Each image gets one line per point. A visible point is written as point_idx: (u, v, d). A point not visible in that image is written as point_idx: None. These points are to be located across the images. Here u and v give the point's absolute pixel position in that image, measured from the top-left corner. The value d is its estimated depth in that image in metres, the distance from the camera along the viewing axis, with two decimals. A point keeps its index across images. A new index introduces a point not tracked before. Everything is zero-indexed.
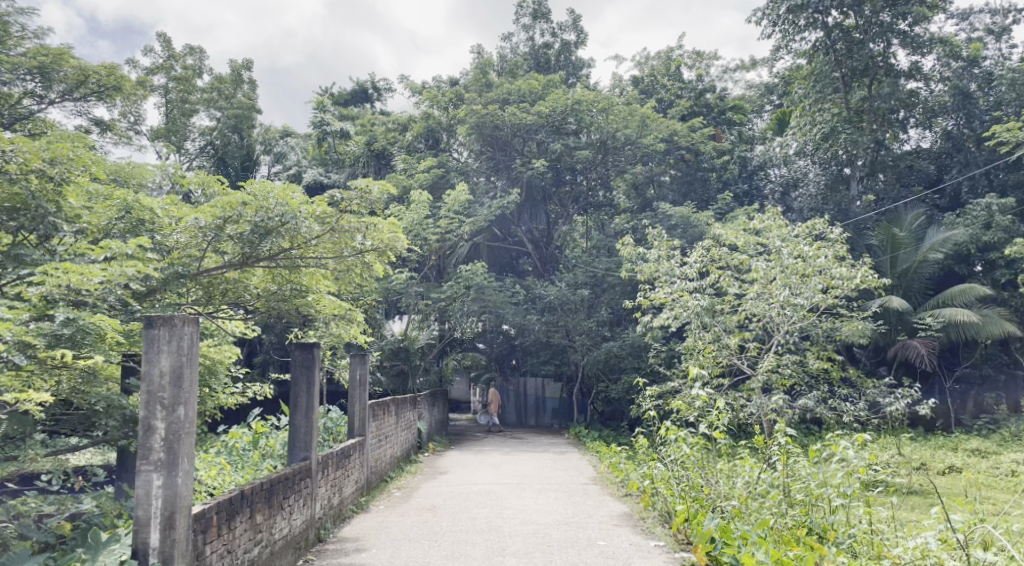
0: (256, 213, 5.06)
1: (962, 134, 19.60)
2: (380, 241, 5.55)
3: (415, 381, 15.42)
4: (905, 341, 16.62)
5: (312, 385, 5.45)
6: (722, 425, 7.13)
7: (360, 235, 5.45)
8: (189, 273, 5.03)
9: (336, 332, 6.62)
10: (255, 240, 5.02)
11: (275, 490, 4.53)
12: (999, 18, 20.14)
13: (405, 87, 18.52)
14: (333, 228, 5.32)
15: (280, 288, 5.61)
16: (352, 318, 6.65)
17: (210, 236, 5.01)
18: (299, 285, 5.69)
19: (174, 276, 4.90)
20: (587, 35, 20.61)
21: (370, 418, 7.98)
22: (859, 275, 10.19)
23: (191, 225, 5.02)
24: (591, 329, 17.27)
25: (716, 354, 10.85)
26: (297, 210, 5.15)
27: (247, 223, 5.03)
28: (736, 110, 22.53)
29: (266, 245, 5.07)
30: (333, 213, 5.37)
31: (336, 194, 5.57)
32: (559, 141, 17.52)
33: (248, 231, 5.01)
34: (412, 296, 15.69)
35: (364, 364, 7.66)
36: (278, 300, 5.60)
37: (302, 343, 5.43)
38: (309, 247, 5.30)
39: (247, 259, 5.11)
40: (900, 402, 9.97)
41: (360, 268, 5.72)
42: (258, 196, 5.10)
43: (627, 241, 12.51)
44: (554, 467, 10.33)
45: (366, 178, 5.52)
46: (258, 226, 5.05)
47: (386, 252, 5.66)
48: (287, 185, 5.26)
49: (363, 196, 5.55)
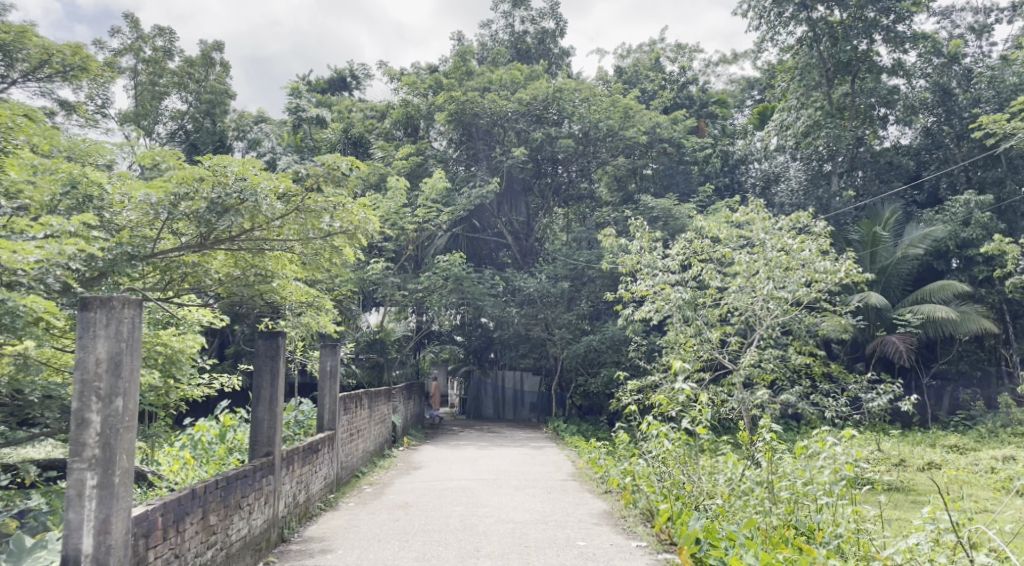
0: (213, 189, 4.70)
1: (941, 131, 19.72)
2: (351, 223, 5.22)
3: (392, 373, 15.10)
4: (883, 337, 16.63)
5: (277, 375, 5.13)
6: (708, 421, 6.93)
7: (328, 215, 5.13)
8: (141, 255, 4.59)
9: (304, 320, 6.33)
10: (212, 218, 4.62)
11: (232, 489, 4.22)
12: (981, 16, 20.19)
13: (384, 73, 18.10)
14: (299, 208, 5.01)
15: (243, 274, 5.31)
16: (320, 307, 6.34)
17: (163, 215, 4.64)
18: (264, 270, 5.40)
19: (123, 257, 4.46)
20: (567, 24, 20.35)
21: (341, 412, 7.66)
22: (843, 268, 10.04)
23: (142, 201, 4.66)
24: (571, 322, 17.07)
25: (697, 348, 10.67)
26: (257, 186, 4.77)
27: (201, 200, 4.66)
28: (719, 104, 22.45)
29: (223, 223, 4.64)
30: (299, 191, 5.06)
31: (301, 170, 5.25)
32: (540, 131, 17.26)
33: (203, 209, 4.63)
34: (390, 287, 15.37)
35: (336, 354, 7.35)
36: (240, 285, 5.31)
37: (266, 332, 5.10)
38: (273, 227, 4.98)
39: (205, 240, 4.79)
40: (883, 398, 9.86)
41: (329, 253, 5.42)
42: (215, 171, 4.77)
43: (609, 232, 12.28)
44: (532, 462, 10.09)
45: (336, 155, 5.19)
46: (215, 203, 4.66)
47: (356, 236, 5.33)
48: (247, 159, 4.93)
49: (331, 173, 5.22)
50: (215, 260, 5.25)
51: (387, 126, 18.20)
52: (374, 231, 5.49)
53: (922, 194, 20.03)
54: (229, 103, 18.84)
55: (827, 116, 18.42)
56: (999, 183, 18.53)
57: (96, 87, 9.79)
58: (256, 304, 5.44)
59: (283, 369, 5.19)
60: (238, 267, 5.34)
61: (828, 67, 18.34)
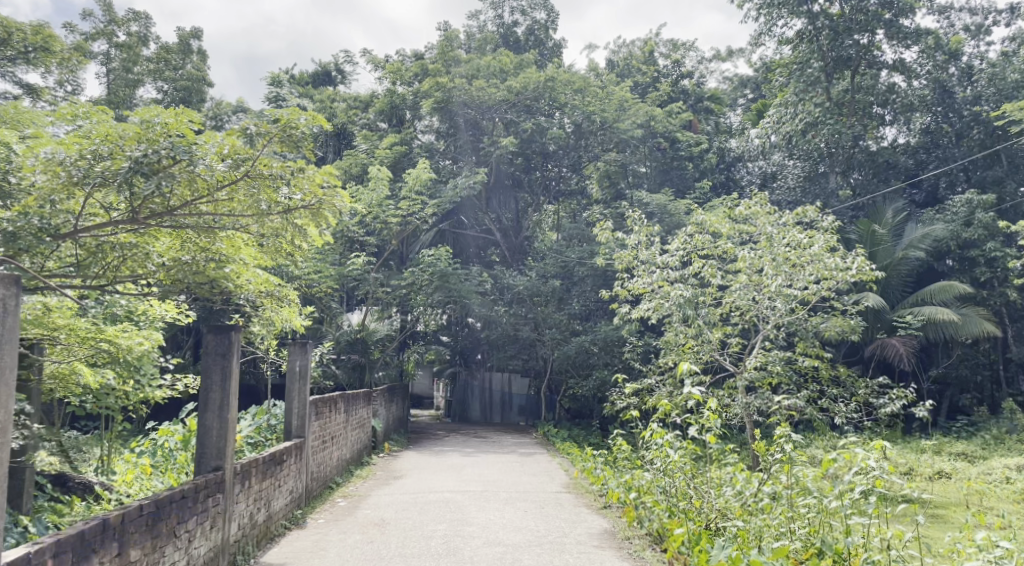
0: (138, 146, 4.01)
1: (940, 129, 19.35)
2: (313, 195, 4.71)
3: (374, 374, 14.34)
4: (882, 340, 16.14)
5: (228, 377, 4.37)
6: (720, 430, 6.30)
7: (285, 184, 4.59)
8: (54, 230, 4.14)
9: (268, 311, 5.88)
10: (135, 180, 3.90)
11: (163, 513, 3.52)
12: (978, 17, 19.65)
13: (367, 60, 17.33)
14: (249, 172, 4.41)
15: (192, 260, 4.78)
16: (282, 298, 5.81)
17: (76, 175, 3.98)
18: (216, 255, 4.84)
19: (27, 230, 4.03)
20: (557, 14, 19.70)
21: (312, 416, 6.91)
22: (855, 266, 9.32)
23: (51, 161, 4.06)
24: (561, 323, 16.45)
25: (697, 350, 10.06)
26: (192, 144, 4.10)
27: (124, 159, 3.98)
28: (713, 100, 21.88)
29: (150, 186, 3.92)
30: (251, 154, 4.43)
31: (250, 127, 4.61)
32: (531, 119, 16.59)
33: (125, 170, 3.92)
34: (372, 284, 14.66)
35: (306, 354, 6.61)
36: (187, 274, 4.76)
37: (215, 325, 4.35)
38: (214, 193, 4.38)
39: (136, 214, 4.24)
40: (896, 404, 9.28)
41: (291, 234, 4.83)
42: (142, 128, 4.06)
43: (604, 226, 11.62)
44: (522, 471, 9.39)
45: (298, 108, 4.57)
46: (140, 163, 3.93)
47: (320, 215, 4.80)
48: (185, 109, 4.22)
49: (289, 135, 4.62)
50: (158, 243, 4.74)
51: (371, 116, 17.49)
52: (345, 210, 4.97)
53: (920, 194, 19.54)
54: (206, 91, 17.98)
55: (826, 112, 17.93)
56: (999, 183, 18.12)
57: (65, 74, 8.88)
58: (210, 295, 4.94)
59: (235, 370, 4.45)
60: (188, 253, 4.82)
61: (827, 62, 17.94)
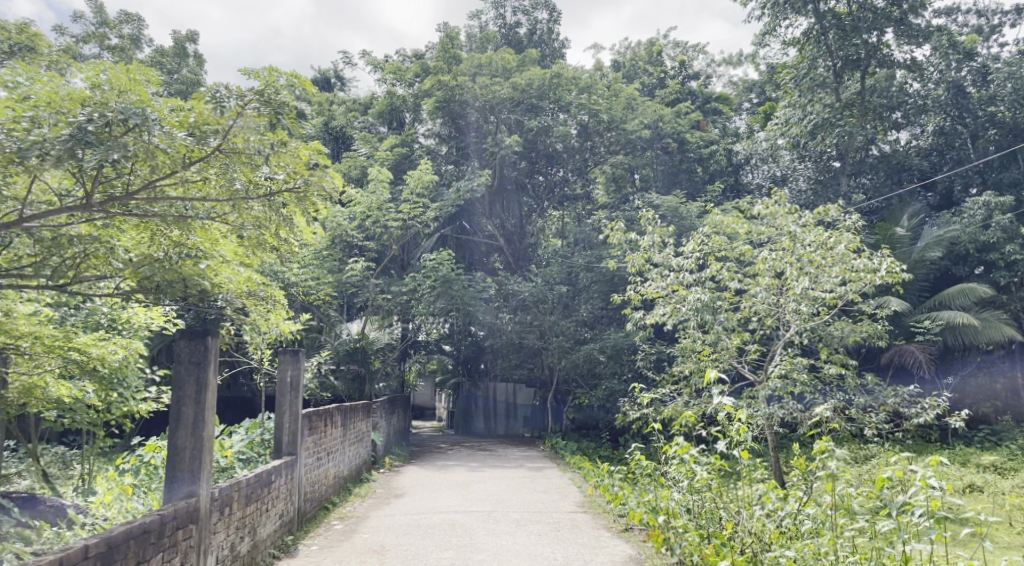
0: (84, 112, 3.81)
1: (956, 130, 18.47)
2: (299, 176, 4.63)
3: (374, 385, 13.76)
4: (900, 346, 15.52)
5: (203, 392, 3.83)
6: (752, 443, 5.80)
7: (265, 162, 4.49)
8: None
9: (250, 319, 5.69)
10: (76, 151, 3.67)
11: (117, 553, 3.04)
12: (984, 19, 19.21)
13: (367, 62, 16.86)
14: (221, 149, 4.33)
15: (163, 258, 4.62)
16: (267, 299, 5.47)
17: (13, 148, 3.68)
18: (192, 250, 4.77)
19: None
20: (560, 13, 19.26)
21: (306, 431, 6.36)
22: (885, 266, 8.74)
23: None
24: (568, 330, 15.89)
25: (715, 357, 9.49)
26: (146, 108, 3.93)
27: (66, 127, 3.74)
28: (721, 101, 21.42)
29: (96, 158, 3.68)
30: (225, 126, 4.34)
31: (221, 90, 4.48)
32: (536, 119, 16.09)
33: (66, 137, 3.69)
34: (371, 290, 14.11)
35: (298, 363, 6.09)
36: (157, 271, 4.59)
37: (189, 331, 3.83)
38: (179, 170, 4.27)
39: (90, 200, 4.06)
40: (928, 414, 8.70)
41: (278, 227, 4.77)
42: (92, 92, 3.91)
43: (616, 227, 11.08)
44: (532, 488, 8.80)
45: (276, 65, 4.44)
46: (86, 131, 3.73)
47: (308, 201, 4.69)
48: (137, 73, 4.14)
49: (270, 101, 4.50)
50: (125, 238, 4.63)
51: (370, 119, 17.02)
52: (333, 195, 4.90)
53: (934, 196, 18.97)
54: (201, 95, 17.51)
55: (836, 112, 17.50)
56: (1018, 184, 17.59)
57: None
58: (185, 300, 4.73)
59: (212, 384, 3.92)
60: (160, 249, 4.67)
61: (835, 61, 17.50)
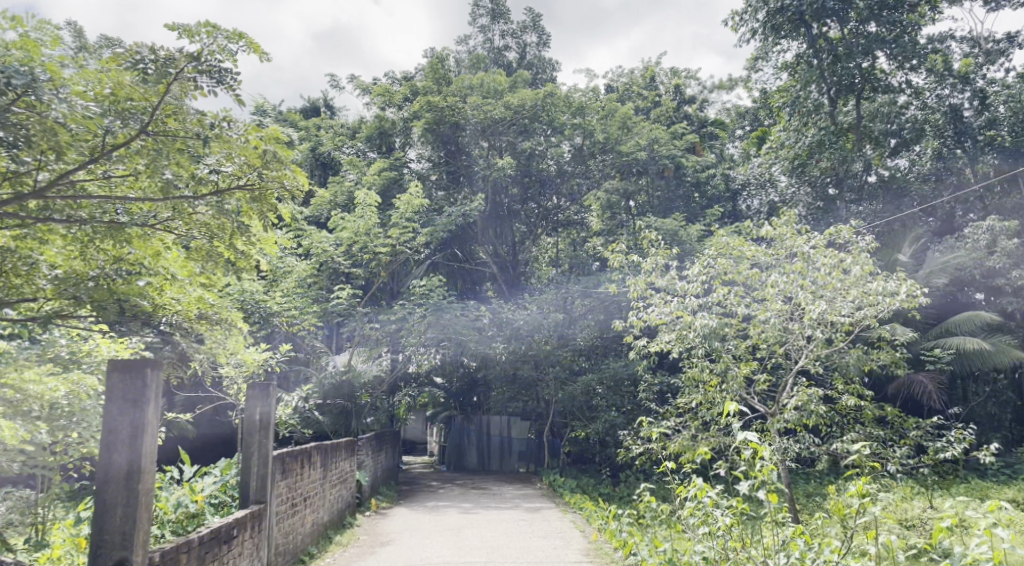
0: None
1: (954, 154, 18.15)
2: (250, 169, 4.71)
3: (362, 420, 13.05)
4: (909, 375, 14.94)
5: (139, 438, 3.37)
6: (778, 484, 5.15)
7: (205, 149, 4.52)
8: None
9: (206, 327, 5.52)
10: None
11: None
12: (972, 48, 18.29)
13: (354, 85, 16.42)
14: (148, 131, 4.28)
15: (96, 282, 4.73)
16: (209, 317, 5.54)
17: None
18: (129, 263, 4.96)
19: None
20: (549, 37, 19.02)
21: (278, 475, 5.68)
22: (905, 289, 8.19)
23: None
24: (564, 360, 15.28)
25: (724, 387, 8.91)
26: (51, 79, 3.86)
27: None
28: (717, 125, 21.16)
29: None
30: (155, 104, 4.29)
31: (138, 48, 4.28)
32: (527, 141, 15.65)
33: None
34: (359, 320, 13.48)
35: (269, 399, 5.39)
36: (85, 291, 4.62)
37: (121, 363, 3.37)
38: (102, 159, 4.28)
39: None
40: (955, 447, 8.10)
41: (233, 231, 4.85)
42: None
43: (616, 250, 10.54)
44: (531, 532, 8.07)
45: (214, 26, 4.24)
46: None
47: (261, 199, 4.77)
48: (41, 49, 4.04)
49: (209, 73, 4.39)
50: (50, 249, 4.74)
51: (359, 144, 16.60)
52: (293, 195, 4.97)
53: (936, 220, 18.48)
54: None
55: (832, 136, 17.24)
56: (1020, 209, 17.21)
57: None
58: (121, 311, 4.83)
59: (154, 428, 3.47)
60: (97, 266, 4.83)
61: (831, 84, 17.17)
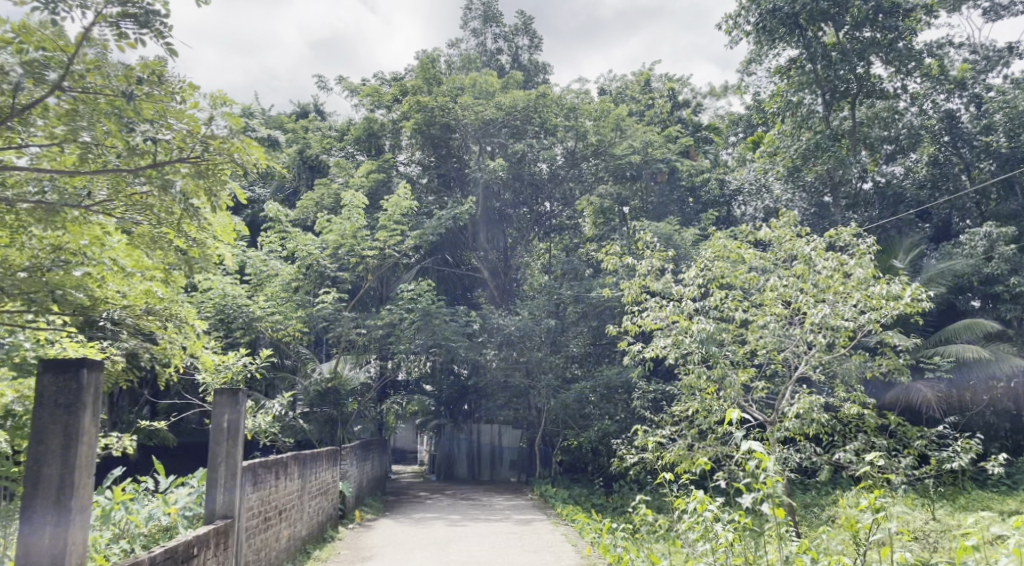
0: None
1: (950, 160, 17.95)
2: (192, 135, 4.33)
3: (348, 428, 12.67)
4: (907, 384, 14.67)
5: (72, 447, 3.17)
6: (784, 497, 4.77)
7: (135, 113, 4.07)
8: None
9: (156, 323, 5.28)
10: None
11: None
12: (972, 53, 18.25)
13: (342, 86, 16.11)
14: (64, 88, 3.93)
15: (28, 272, 4.52)
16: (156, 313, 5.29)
17: None
18: (70, 252, 4.80)
19: None
20: (541, 40, 18.74)
21: (250, 488, 5.34)
22: (909, 292, 7.90)
23: None
24: (557, 367, 14.93)
25: (721, 394, 8.60)
26: None
27: None
28: (711, 130, 20.94)
29: None
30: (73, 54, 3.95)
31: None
32: (519, 143, 15.36)
33: None
34: (346, 325, 13.13)
35: (237, 406, 5.06)
36: (11, 284, 4.34)
37: (56, 364, 3.18)
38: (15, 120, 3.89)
39: None
40: (962, 457, 7.78)
41: (180, 213, 4.44)
42: None
43: (610, 252, 10.25)
44: (520, 547, 7.71)
45: None
46: None
47: (209, 173, 4.38)
48: None
49: (134, 16, 3.97)
50: None
51: (348, 146, 16.26)
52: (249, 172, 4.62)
53: (931, 226, 18.16)
54: None
55: (827, 139, 16.99)
56: (1017, 215, 16.98)
57: None
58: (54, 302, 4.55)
59: (90, 436, 3.27)
60: (32, 254, 4.66)
61: (826, 87, 16.97)
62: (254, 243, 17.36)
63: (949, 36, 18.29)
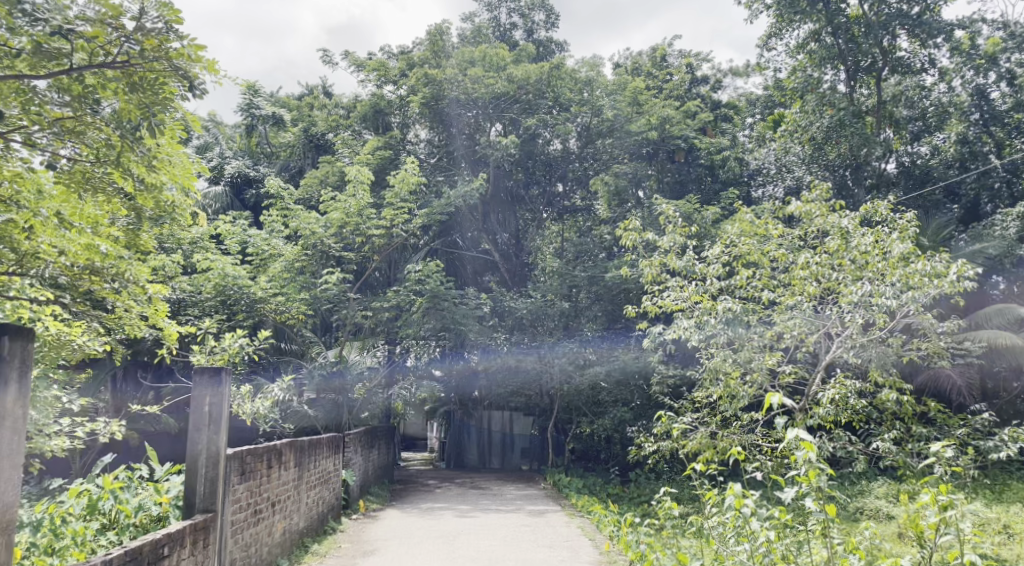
0: None
1: (980, 138, 17.19)
2: (116, 32, 4.01)
3: (354, 414, 12.21)
4: (935, 370, 14.04)
5: None
6: (831, 493, 4.21)
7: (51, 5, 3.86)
8: None
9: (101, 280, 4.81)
10: None
11: None
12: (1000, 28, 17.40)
13: (347, 61, 15.55)
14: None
15: None
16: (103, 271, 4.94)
17: None
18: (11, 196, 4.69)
19: None
20: (557, 15, 18.09)
21: (237, 480, 4.87)
22: (955, 270, 7.29)
23: None
24: (570, 352, 14.36)
25: (747, 378, 8.08)
26: None
27: None
28: (731, 109, 20.29)
29: None
30: None
31: None
32: (531, 119, 14.77)
33: None
34: (351, 307, 12.64)
35: (219, 388, 4.59)
36: None
37: None
38: None
39: None
40: (1010, 447, 7.21)
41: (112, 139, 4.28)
42: None
43: (628, 228, 9.71)
44: (534, 541, 7.21)
45: None
46: None
47: (145, 86, 4.12)
48: None
49: None
50: None
51: (355, 124, 15.75)
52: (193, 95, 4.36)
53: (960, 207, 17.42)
54: None
55: (850, 117, 15.74)
56: None
57: None
58: None
59: (14, 424, 2.81)
60: None
61: (849, 60, 16.11)
62: (258, 224, 16.92)
63: (981, 10, 17.48)
